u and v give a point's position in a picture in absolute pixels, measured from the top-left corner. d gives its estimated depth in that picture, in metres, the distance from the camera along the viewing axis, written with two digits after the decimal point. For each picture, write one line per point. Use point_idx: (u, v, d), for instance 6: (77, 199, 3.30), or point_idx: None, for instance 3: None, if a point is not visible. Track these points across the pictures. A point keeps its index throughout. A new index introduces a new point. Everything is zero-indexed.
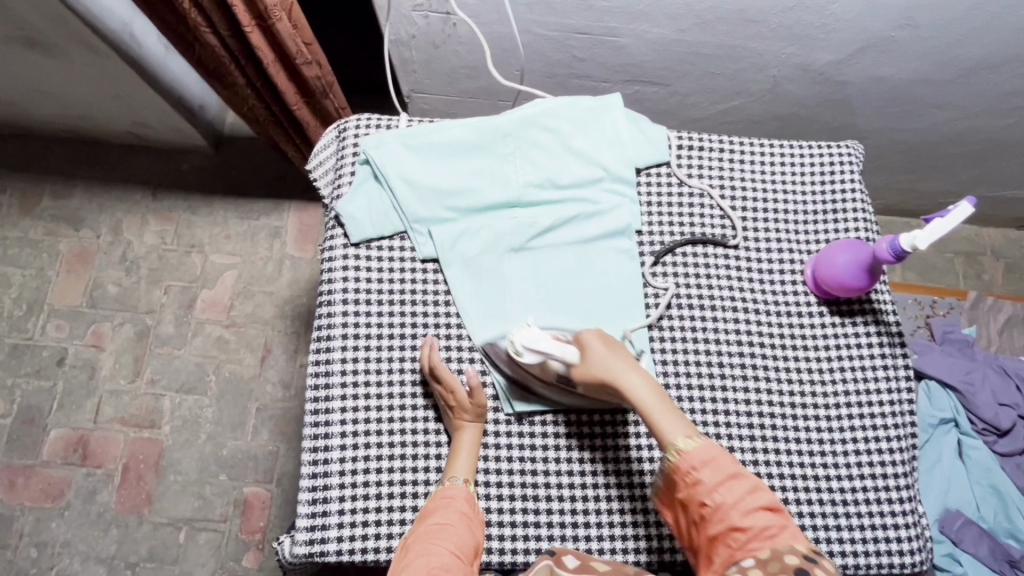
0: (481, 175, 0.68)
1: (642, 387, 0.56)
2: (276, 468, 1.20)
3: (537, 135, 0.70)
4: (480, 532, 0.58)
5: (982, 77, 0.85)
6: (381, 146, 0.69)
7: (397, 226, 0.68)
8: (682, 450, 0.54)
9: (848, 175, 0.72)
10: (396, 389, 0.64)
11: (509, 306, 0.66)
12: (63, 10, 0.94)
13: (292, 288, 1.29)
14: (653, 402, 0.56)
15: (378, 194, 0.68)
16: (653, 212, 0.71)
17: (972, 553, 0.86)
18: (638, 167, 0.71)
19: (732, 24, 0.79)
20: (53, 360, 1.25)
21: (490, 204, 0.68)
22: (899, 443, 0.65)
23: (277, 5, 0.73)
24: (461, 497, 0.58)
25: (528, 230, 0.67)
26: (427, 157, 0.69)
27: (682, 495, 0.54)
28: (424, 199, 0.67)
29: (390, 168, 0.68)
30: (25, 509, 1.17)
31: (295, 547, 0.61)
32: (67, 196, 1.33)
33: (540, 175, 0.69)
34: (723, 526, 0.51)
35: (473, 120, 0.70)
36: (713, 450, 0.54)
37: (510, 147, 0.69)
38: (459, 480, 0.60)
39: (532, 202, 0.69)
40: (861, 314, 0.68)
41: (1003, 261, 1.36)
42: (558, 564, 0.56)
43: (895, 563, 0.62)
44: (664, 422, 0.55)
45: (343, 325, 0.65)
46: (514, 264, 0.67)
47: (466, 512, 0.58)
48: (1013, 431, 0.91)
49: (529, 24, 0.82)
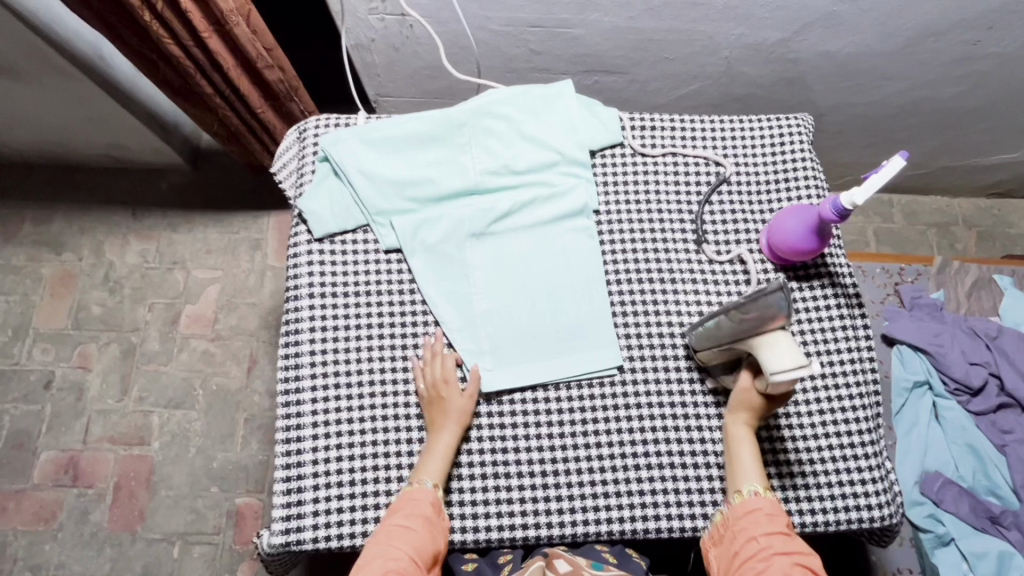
0: (437, 166, 0.70)
1: (747, 443, 0.60)
2: (267, 478, 1.20)
3: (490, 125, 0.71)
4: (441, 540, 0.58)
5: (927, 45, 0.88)
6: (339, 144, 0.71)
7: (359, 220, 0.69)
8: (756, 492, 0.58)
9: (798, 145, 0.74)
10: (365, 376, 0.65)
11: (474, 293, 0.68)
12: (30, 35, 0.96)
13: (275, 298, 1.31)
14: (746, 450, 0.60)
15: (340, 190, 0.70)
16: (609, 192, 0.72)
17: (953, 511, 0.87)
18: (592, 149, 0.73)
19: (678, 8, 0.81)
20: (40, 384, 1.25)
21: (451, 194, 0.70)
22: (862, 400, 0.66)
23: (233, 10, 0.77)
24: (425, 500, 0.58)
25: (489, 218, 0.69)
26: (386, 150, 0.71)
27: (736, 528, 0.57)
28: (384, 192, 0.69)
29: (349, 163, 0.70)
30: (17, 533, 1.17)
31: (272, 537, 0.61)
32: (48, 221, 1.34)
33: (496, 163, 0.70)
34: (764, 566, 0.53)
35: (428, 113, 0.72)
36: (778, 509, 0.57)
37: (465, 138, 0.71)
38: (428, 484, 0.59)
39: (491, 190, 0.70)
40: (818, 279, 0.69)
41: (976, 230, 1.38)
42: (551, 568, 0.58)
43: (863, 517, 0.64)
44: (750, 468, 0.59)
45: (311, 319, 0.67)
46: (479, 252, 0.69)
47: (428, 518, 0.57)
48: (986, 390, 0.92)
49: (482, 21, 0.85)
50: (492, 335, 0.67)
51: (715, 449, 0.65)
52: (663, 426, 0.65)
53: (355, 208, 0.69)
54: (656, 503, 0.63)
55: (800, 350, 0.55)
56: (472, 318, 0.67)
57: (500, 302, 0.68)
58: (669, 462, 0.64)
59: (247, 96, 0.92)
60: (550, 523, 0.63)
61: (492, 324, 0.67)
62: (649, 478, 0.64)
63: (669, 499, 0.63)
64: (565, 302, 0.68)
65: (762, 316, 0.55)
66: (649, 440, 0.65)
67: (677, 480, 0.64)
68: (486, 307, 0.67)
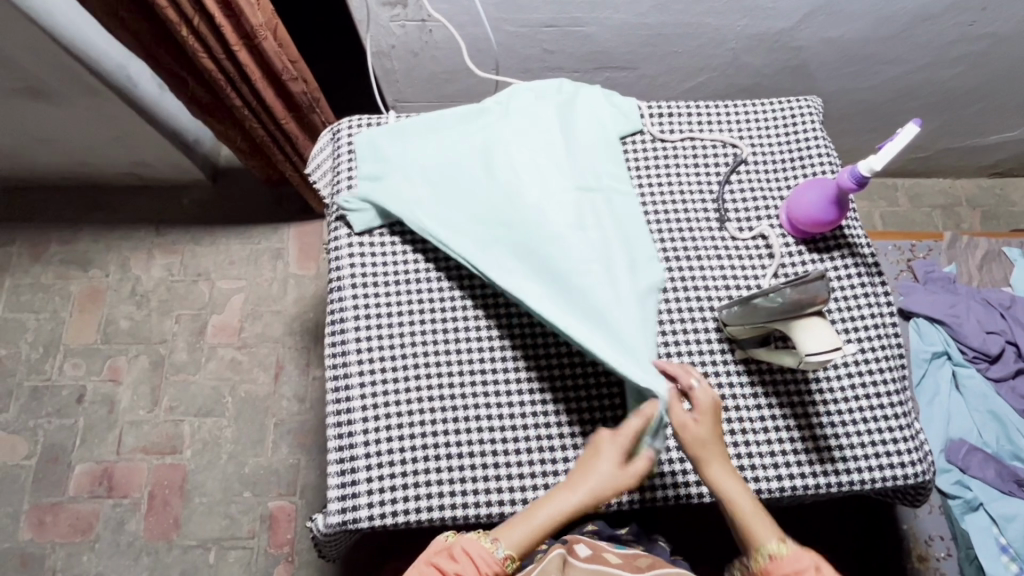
0: (481, 163, 0.71)
1: (723, 476, 0.58)
2: (299, 480, 1.22)
3: (525, 118, 0.74)
4: None
5: (925, 28, 0.91)
6: (372, 143, 0.75)
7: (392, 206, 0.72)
8: (772, 554, 0.55)
9: (810, 126, 0.77)
10: (406, 357, 0.68)
11: (556, 284, 0.65)
12: (64, 57, 1.00)
13: (299, 304, 1.33)
14: (727, 482, 0.58)
15: (375, 186, 0.72)
16: (641, 175, 0.76)
17: (980, 477, 0.92)
18: (622, 135, 0.77)
19: (686, 3, 0.85)
20: (73, 399, 1.28)
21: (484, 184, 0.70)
22: (888, 362, 0.68)
23: (263, 25, 0.80)
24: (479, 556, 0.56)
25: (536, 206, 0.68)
26: (412, 150, 0.74)
27: None
28: (422, 191, 0.71)
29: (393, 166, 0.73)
30: (55, 545, 1.19)
31: (328, 518, 0.64)
32: (75, 240, 1.38)
33: (528, 152, 0.71)
34: None
35: (473, 117, 0.75)
36: (806, 562, 0.54)
37: (507, 134, 0.73)
38: (501, 552, 0.56)
39: (539, 179, 0.70)
40: (838, 250, 0.72)
41: (980, 210, 1.41)
42: (571, 550, 0.63)
43: (897, 474, 0.65)
44: (757, 522, 0.56)
45: (355, 306, 0.70)
46: (560, 243, 0.66)
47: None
48: (1004, 356, 0.98)
49: (499, 23, 0.89)
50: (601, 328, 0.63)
51: (750, 415, 0.67)
52: None
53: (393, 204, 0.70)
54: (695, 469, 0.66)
55: (834, 333, 0.57)
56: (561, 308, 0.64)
57: (606, 292, 0.64)
58: None
59: (272, 107, 0.95)
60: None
61: (589, 309, 0.64)
62: None
63: None
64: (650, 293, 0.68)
65: (804, 297, 0.56)
66: None
67: None
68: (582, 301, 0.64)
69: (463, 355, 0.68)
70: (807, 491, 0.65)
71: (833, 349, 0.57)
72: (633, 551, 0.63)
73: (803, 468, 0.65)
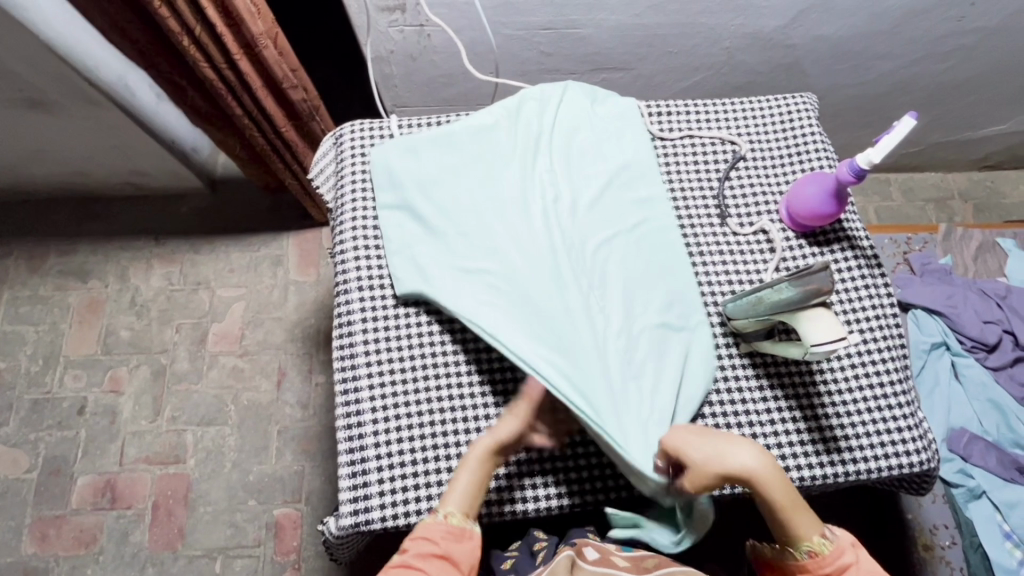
0: (516, 189, 0.72)
1: (774, 480, 0.54)
2: (304, 486, 1.22)
3: (545, 142, 0.75)
4: (470, 553, 0.58)
5: (915, 23, 0.93)
6: (388, 167, 0.74)
7: (410, 228, 0.72)
8: (812, 551, 0.55)
9: (806, 122, 0.78)
10: (424, 373, 0.68)
11: (564, 330, 0.65)
12: (65, 69, 1.00)
13: (300, 311, 1.33)
14: (777, 484, 0.54)
15: (397, 221, 0.72)
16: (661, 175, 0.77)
17: (982, 465, 0.94)
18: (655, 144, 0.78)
19: (680, 3, 0.86)
20: (73, 410, 1.27)
21: (509, 226, 0.70)
22: (890, 352, 0.69)
23: (263, 33, 0.80)
24: (431, 530, 0.57)
25: (561, 252, 0.68)
26: (432, 175, 0.73)
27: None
28: (444, 217, 0.71)
29: (417, 189, 0.72)
30: (59, 559, 1.18)
31: (341, 520, 0.64)
32: (73, 251, 1.37)
33: (554, 191, 0.72)
34: None
35: (508, 137, 0.74)
36: (846, 557, 0.54)
37: (532, 160, 0.73)
38: (442, 515, 0.58)
39: (569, 233, 0.70)
40: (837, 243, 0.73)
41: (971, 203, 1.43)
42: (580, 555, 0.59)
43: (903, 462, 0.66)
44: (805, 522, 0.55)
45: (387, 332, 0.69)
46: (570, 292, 0.66)
47: (437, 550, 0.57)
48: (1001, 345, 1.00)
49: (497, 27, 0.89)
50: (608, 401, 0.62)
51: (756, 408, 0.67)
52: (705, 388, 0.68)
53: (419, 252, 0.70)
54: None
55: (838, 323, 0.57)
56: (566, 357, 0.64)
57: (609, 351, 0.65)
58: (713, 423, 0.67)
59: (272, 115, 0.95)
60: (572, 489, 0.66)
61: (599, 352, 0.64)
62: None
63: None
64: (664, 391, 0.64)
65: (806, 287, 0.56)
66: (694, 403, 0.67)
67: None
68: (594, 378, 0.63)
69: (470, 355, 0.69)
70: (815, 481, 0.66)
71: (838, 338, 0.56)
72: (641, 552, 0.61)
73: (810, 458, 0.66)
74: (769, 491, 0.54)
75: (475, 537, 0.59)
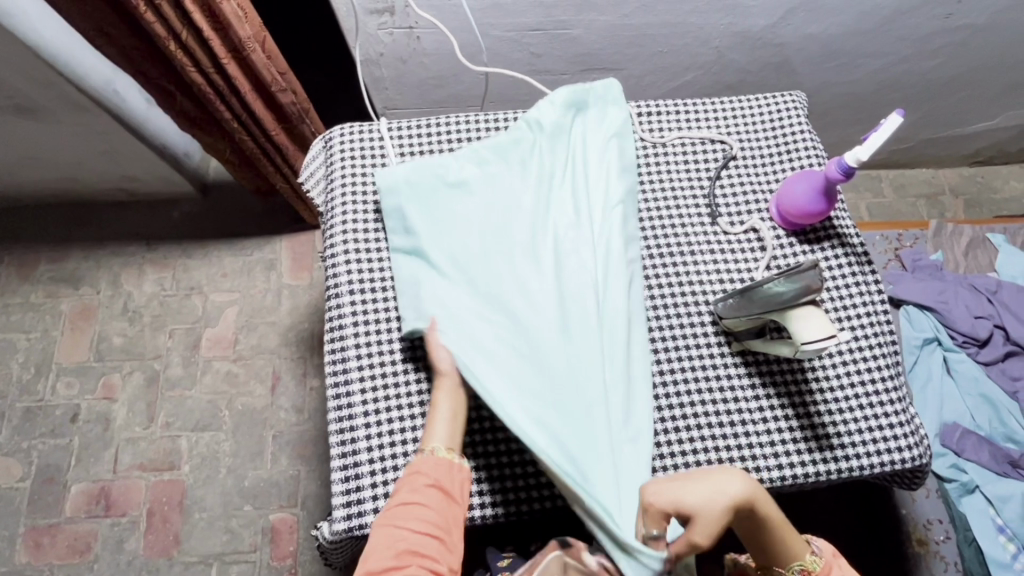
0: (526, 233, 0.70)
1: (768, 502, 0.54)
2: (300, 491, 1.21)
3: (558, 178, 0.73)
4: (463, 483, 0.59)
5: (902, 21, 0.93)
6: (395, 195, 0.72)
7: (413, 268, 0.70)
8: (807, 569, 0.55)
9: (795, 120, 0.79)
10: (417, 417, 0.66)
11: (565, 387, 0.63)
12: (52, 75, 0.99)
13: (293, 315, 1.33)
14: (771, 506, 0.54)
15: (406, 265, 0.70)
16: (652, 177, 0.77)
17: (975, 460, 0.95)
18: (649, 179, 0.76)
19: (668, 3, 0.86)
20: (66, 418, 1.26)
21: (517, 274, 0.68)
22: (881, 349, 0.70)
23: (250, 37, 0.80)
24: (427, 467, 0.58)
25: (571, 307, 0.66)
26: (444, 217, 0.71)
27: None
28: (452, 260, 0.69)
29: (426, 228, 0.71)
30: (53, 568, 1.17)
31: (334, 525, 0.64)
32: (64, 258, 1.36)
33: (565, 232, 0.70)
34: None
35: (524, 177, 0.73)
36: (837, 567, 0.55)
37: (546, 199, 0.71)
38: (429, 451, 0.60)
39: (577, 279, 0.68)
40: (827, 240, 0.73)
41: (962, 198, 1.44)
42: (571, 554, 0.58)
43: (895, 459, 0.66)
44: (797, 541, 0.56)
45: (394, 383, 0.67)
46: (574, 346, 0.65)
47: (435, 482, 0.58)
48: (992, 340, 1.01)
49: (487, 28, 0.89)
50: (597, 462, 0.61)
51: (748, 407, 0.67)
52: (698, 388, 0.68)
53: (427, 294, 0.68)
54: (698, 461, 0.66)
55: (828, 320, 0.57)
56: (564, 415, 0.62)
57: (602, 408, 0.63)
58: (706, 423, 0.67)
59: (262, 119, 0.95)
60: (506, 500, 0.65)
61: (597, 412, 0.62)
62: (689, 438, 0.66)
63: (709, 457, 0.66)
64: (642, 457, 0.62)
65: (797, 284, 0.56)
66: (686, 403, 0.68)
67: (716, 440, 0.66)
68: (588, 439, 0.61)
69: None
70: (807, 479, 0.66)
71: (829, 335, 0.57)
72: None
73: (803, 456, 0.66)
74: (770, 512, 0.54)
75: (466, 468, 0.60)
